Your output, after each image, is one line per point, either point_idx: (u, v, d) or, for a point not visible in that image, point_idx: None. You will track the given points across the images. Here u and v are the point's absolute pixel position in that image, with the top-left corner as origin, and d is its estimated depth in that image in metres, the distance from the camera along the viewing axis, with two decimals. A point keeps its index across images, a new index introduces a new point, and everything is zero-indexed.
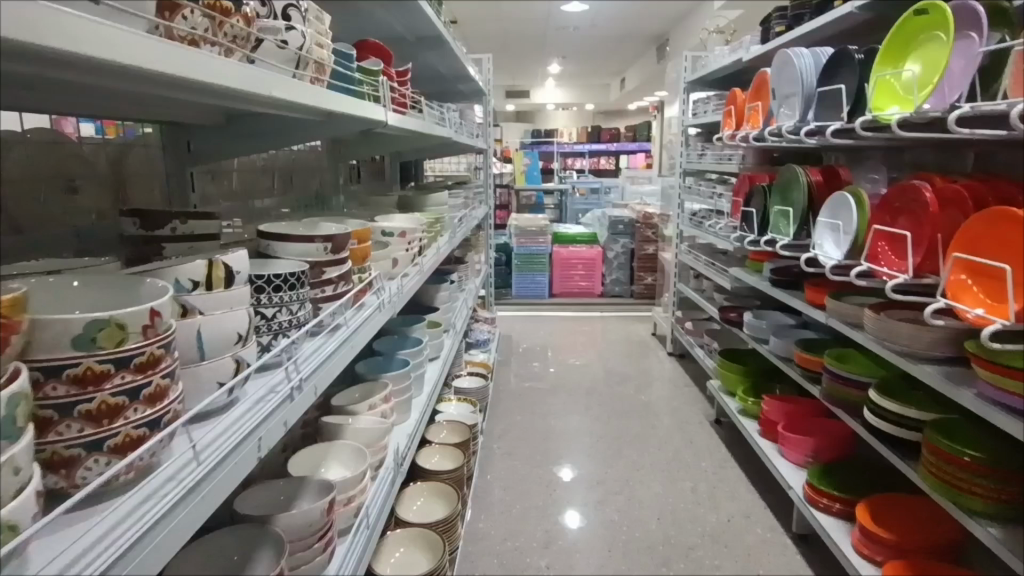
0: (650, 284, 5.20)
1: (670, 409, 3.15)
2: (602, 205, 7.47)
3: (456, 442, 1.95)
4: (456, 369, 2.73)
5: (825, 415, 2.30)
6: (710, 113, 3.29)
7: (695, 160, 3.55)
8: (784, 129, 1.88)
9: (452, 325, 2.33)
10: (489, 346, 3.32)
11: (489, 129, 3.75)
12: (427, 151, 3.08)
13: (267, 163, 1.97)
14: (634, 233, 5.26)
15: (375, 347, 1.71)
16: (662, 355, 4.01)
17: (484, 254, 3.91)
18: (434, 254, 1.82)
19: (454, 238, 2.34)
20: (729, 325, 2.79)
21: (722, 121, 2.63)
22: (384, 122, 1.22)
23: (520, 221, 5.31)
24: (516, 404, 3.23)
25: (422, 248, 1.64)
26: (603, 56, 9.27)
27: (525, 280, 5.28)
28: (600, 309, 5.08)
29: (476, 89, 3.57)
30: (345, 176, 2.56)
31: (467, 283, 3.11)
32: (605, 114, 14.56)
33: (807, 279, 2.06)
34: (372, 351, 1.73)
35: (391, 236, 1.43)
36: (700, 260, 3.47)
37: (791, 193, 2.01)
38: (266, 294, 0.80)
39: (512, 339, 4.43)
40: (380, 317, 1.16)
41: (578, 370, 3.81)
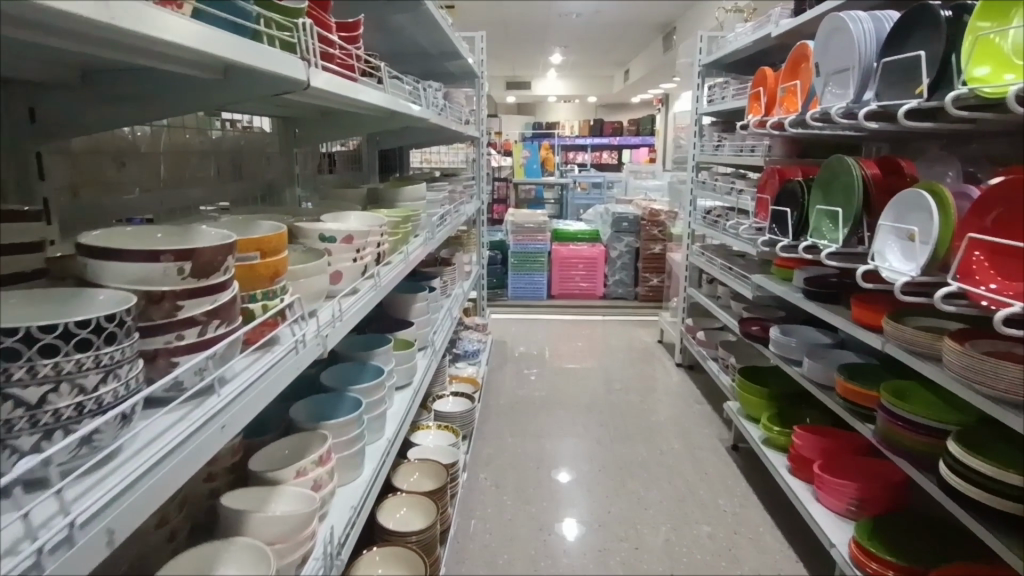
0: (656, 286, 4.85)
1: (680, 430, 2.81)
2: (604, 201, 7.08)
3: (428, 490, 1.61)
4: (438, 388, 2.39)
5: (866, 453, 1.96)
6: (730, 99, 2.93)
7: (710, 152, 3.20)
8: (834, 110, 1.52)
9: (430, 342, 1.98)
10: (478, 358, 2.98)
11: (483, 116, 3.40)
12: (408, 136, 2.72)
13: (203, 145, 1.64)
14: (639, 231, 4.89)
15: (324, 379, 1.36)
16: (669, 366, 3.67)
17: (477, 253, 3.56)
18: (402, 261, 1.47)
19: (434, 238, 2.00)
20: (750, 340, 2.44)
21: (747, 106, 2.28)
22: (305, 82, 0.88)
23: (517, 217, 4.95)
24: (508, 422, 2.89)
25: (382, 256, 1.29)
26: (607, 45, 8.87)
27: (522, 280, 4.94)
28: (602, 312, 4.72)
29: (467, 70, 3.21)
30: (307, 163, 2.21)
31: (454, 287, 2.76)
32: (607, 106, 14.15)
33: (855, 296, 1.72)
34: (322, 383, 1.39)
35: (333, 242, 1.08)
36: (716, 264, 3.12)
37: (839, 189, 1.66)
38: (27, 365, 0.47)
39: (506, 345, 4.08)
40: (300, 361, 0.81)
41: (578, 381, 3.45)
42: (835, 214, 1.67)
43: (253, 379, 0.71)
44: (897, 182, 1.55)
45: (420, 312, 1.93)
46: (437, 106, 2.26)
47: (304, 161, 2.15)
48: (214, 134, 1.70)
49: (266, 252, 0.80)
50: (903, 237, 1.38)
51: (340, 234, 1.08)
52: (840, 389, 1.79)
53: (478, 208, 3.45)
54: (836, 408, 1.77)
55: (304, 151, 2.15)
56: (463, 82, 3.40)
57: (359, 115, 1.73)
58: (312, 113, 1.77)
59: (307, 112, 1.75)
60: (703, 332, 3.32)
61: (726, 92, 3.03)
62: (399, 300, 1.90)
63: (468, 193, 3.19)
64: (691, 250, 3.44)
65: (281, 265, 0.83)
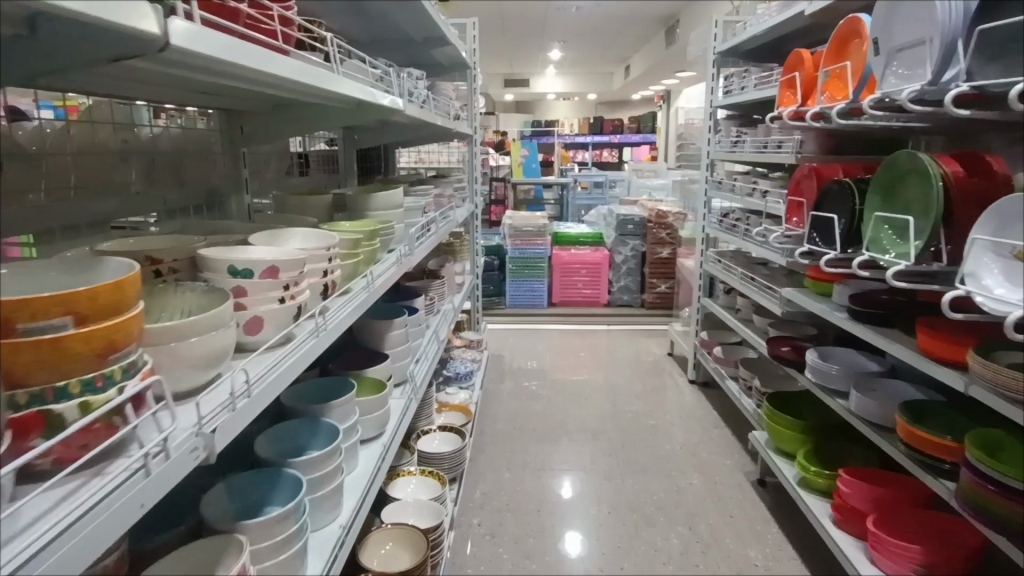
0: (664, 293, 4.54)
1: (699, 461, 2.51)
2: (606, 201, 6.76)
3: (404, 568, 1.31)
4: (423, 423, 2.09)
5: (927, 503, 1.66)
6: (751, 90, 2.63)
7: (727, 148, 2.89)
8: (906, 93, 1.21)
9: (412, 375, 1.68)
10: (471, 381, 2.68)
11: (475, 112, 3.09)
12: (390, 130, 2.42)
13: (128, 145, 1.35)
14: (645, 234, 4.58)
15: (259, 451, 1.06)
16: (681, 382, 3.36)
17: (470, 262, 3.26)
18: (366, 288, 1.17)
19: (416, 252, 1.69)
20: (779, 363, 2.14)
21: (778, 95, 1.98)
22: (155, 40, 0.55)
23: (515, 220, 4.64)
24: (505, 453, 2.59)
25: (332, 286, 0.99)
26: (608, 40, 8.57)
27: (521, 287, 4.63)
28: (606, 322, 4.42)
29: (457, 59, 2.89)
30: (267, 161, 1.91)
31: (443, 302, 2.46)
32: (607, 104, 13.84)
33: (922, 322, 1.42)
34: (260, 453, 1.09)
35: (249, 278, 0.78)
36: (735, 273, 2.82)
37: (908, 193, 1.35)
38: None
39: (503, 359, 3.77)
40: (151, 492, 0.52)
41: (581, 400, 3.14)
42: (900, 225, 1.37)
43: (33, 552, 0.43)
44: (984, 184, 1.24)
45: (399, 341, 1.62)
46: (422, 97, 1.94)
47: (262, 160, 1.86)
48: (146, 130, 1.41)
49: (87, 316, 0.52)
50: (1008, 254, 1.08)
51: (259, 267, 0.78)
52: (902, 433, 1.49)
53: (471, 212, 3.15)
54: (896, 455, 1.47)
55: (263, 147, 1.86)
56: (454, 73, 3.09)
57: (318, 107, 1.44)
58: (263, 106, 1.47)
59: (257, 104, 1.46)
60: (720, 347, 3.02)
61: (745, 82, 2.72)
62: (373, 328, 1.59)
63: (459, 197, 2.89)
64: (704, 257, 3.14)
65: (126, 330, 0.56)
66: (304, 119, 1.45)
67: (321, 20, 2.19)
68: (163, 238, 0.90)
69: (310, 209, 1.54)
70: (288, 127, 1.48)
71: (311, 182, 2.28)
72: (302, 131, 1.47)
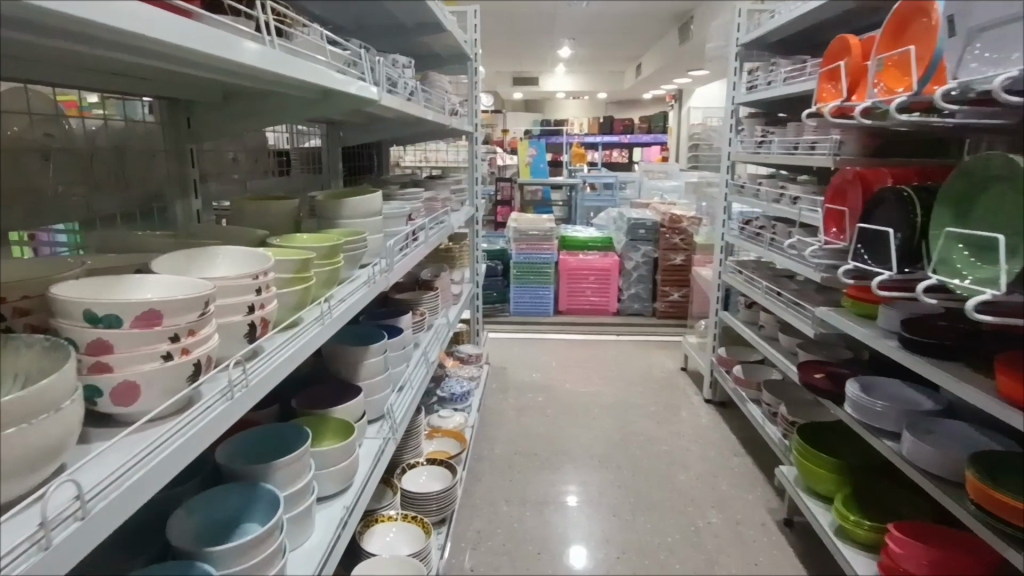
0: (676, 302, 4.29)
1: (717, 495, 2.26)
2: (616, 203, 6.51)
3: None
4: (410, 455, 1.86)
5: (994, 569, 1.41)
6: (780, 85, 2.38)
7: (750, 148, 2.65)
8: (997, 79, 0.97)
9: (393, 410, 1.45)
10: (468, 401, 2.45)
11: (476, 107, 2.85)
12: (379, 126, 2.19)
13: (52, 140, 1.13)
14: (657, 240, 4.34)
15: (174, 540, 0.84)
16: (696, 401, 3.11)
17: (470, 269, 3.04)
18: (318, 323, 0.95)
19: (400, 266, 1.46)
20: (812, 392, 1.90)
21: (817, 88, 1.74)
22: None
23: (521, 222, 4.41)
24: (502, 482, 2.35)
25: (262, 325, 0.76)
26: (619, 38, 8.30)
27: (526, 293, 4.40)
28: (615, 332, 4.17)
29: (457, 49, 2.66)
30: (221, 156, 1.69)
31: (437, 316, 2.23)
32: (618, 104, 13.58)
33: (1002, 365, 1.17)
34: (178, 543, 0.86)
35: (118, 325, 0.56)
36: (759, 287, 2.57)
37: (1005, 213, 1.12)
38: None
39: (504, 370, 3.54)
40: None
41: (589, 420, 2.90)
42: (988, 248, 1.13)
43: None
44: None
45: (376, 371, 1.40)
46: (410, 89, 1.71)
47: (216, 156, 1.63)
48: (72, 123, 1.18)
49: None
50: None
51: (131, 312, 0.56)
52: (970, 491, 1.24)
53: (472, 216, 2.91)
54: (965, 518, 1.23)
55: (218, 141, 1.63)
56: (454, 65, 2.86)
57: (275, 97, 1.21)
58: (213, 95, 1.25)
59: (205, 93, 1.23)
60: (740, 365, 2.77)
61: (771, 77, 2.47)
62: (345, 355, 1.36)
63: (457, 200, 2.65)
64: (723, 267, 2.89)
65: None
66: (262, 111, 1.23)
67: (303, 3, 1.96)
68: (32, 268, 0.68)
69: (269, 215, 1.32)
70: (242, 120, 1.25)
71: (286, 181, 2.05)
72: (260, 125, 1.24)
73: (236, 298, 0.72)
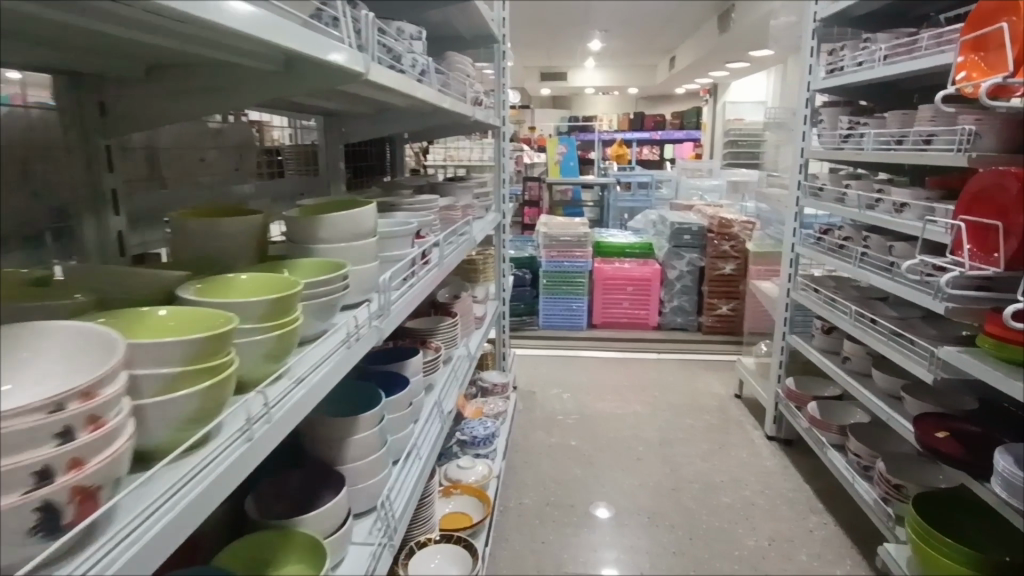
0: (725, 316, 3.86)
1: (798, 568, 1.85)
2: (651, 204, 6.07)
3: None
4: (420, 530, 1.50)
5: None
6: (878, 64, 1.90)
7: (832, 142, 2.21)
8: None
9: (391, 498, 1.08)
10: (493, 445, 2.07)
11: (504, 97, 2.47)
12: (388, 118, 1.82)
13: None
14: (704, 246, 3.91)
15: None
16: (757, 437, 2.69)
17: (497, 284, 2.66)
18: (239, 434, 0.58)
19: (406, 301, 1.09)
20: (934, 456, 1.50)
21: (958, 63, 1.34)
22: None
23: (551, 227, 4.01)
24: (533, 543, 1.98)
25: (61, 509, 0.42)
26: (654, 30, 7.81)
27: (556, 305, 4.00)
28: (656, 350, 3.76)
29: (482, 29, 2.28)
30: (180, 155, 1.34)
31: (457, 346, 1.86)
32: (648, 101, 13.10)
33: None
34: None
35: None
36: (842, 310, 2.15)
37: None
38: None
39: (533, 394, 3.16)
40: None
41: (633, 460, 2.51)
42: None
43: None
44: None
45: (372, 448, 1.03)
46: (420, 67, 1.32)
47: (160, 158, 1.28)
48: None
49: None
50: None
51: None
52: None
53: (498, 223, 2.54)
54: None
55: (163, 136, 1.28)
56: (479, 49, 2.48)
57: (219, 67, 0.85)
58: (132, 69, 0.89)
59: (122, 64, 0.87)
60: (813, 401, 2.35)
61: (864, 55, 2.01)
62: (330, 429, 1.00)
63: (482, 207, 2.28)
64: (792, 283, 2.46)
65: None
66: (201, 90, 0.87)
67: None
68: None
69: (218, 235, 0.95)
70: (172, 103, 0.89)
71: (270, 186, 1.70)
72: (196, 110, 0.88)
73: (17, 453, 0.40)
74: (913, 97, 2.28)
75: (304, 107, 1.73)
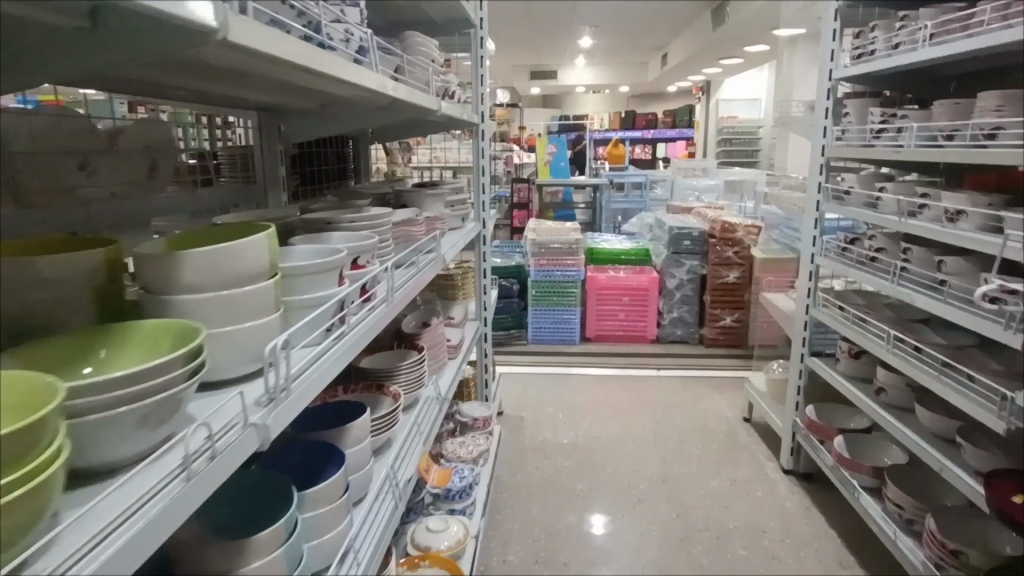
0: (728, 328, 3.57)
1: None
2: (645, 206, 5.78)
3: None
4: None
5: None
6: (922, 45, 1.61)
7: (860, 138, 1.92)
8: None
9: None
10: (470, 499, 1.76)
11: (483, 91, 2.16)
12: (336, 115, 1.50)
13: None
14: (705, 253, 3.61)
15: None
16: (773, 471, 2.40)
17: (477, 303, 2.35)
18: None
19: (327, 364, 0.78)
20: (1006, 526, 1.22)
21: None
22: None
23: (541, 233, 3.70)
24: None
25: None
26: (646, 25, 7.49)
27: (546, 317, 3.69)
28: (656, 366, 3.46)
29: (456, 11, 1.97)
30: (44, 162, 1.03)
31: (424, 387, 1.54)
32: (639, 99, 12.82)
33: None
34: None
35: None
36: (874, 333, 1.85)
37: None
38: None
39: (520, 420, 2.85)
40: None
41: (633, 501, 2.21)
42: None
43: None
44: None
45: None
46: (356, 44, 1.01)
47: (9, 163, 0.97)
48: None
49: None
50: None
51: None
52: None
53: (478, 234, 2.23)
54: None
55: (14, 136, 0.98)
56: (452, 36, 2.17)
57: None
58: None
59: None
60: (838, 435, 2.06)
61: (904, 36, 1.71)
62: (212, 560, 0.70)
63: (458, 216, 1.97)
64: (812, 299, 2.17)
65: None
66: None
67: None
68: None
69: (39, 284, 0.63)
70: None
71: (188, 198, 1.38)
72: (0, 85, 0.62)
73: None
74: (950, 86, 1.99)
75: (228, 99, 1.41)
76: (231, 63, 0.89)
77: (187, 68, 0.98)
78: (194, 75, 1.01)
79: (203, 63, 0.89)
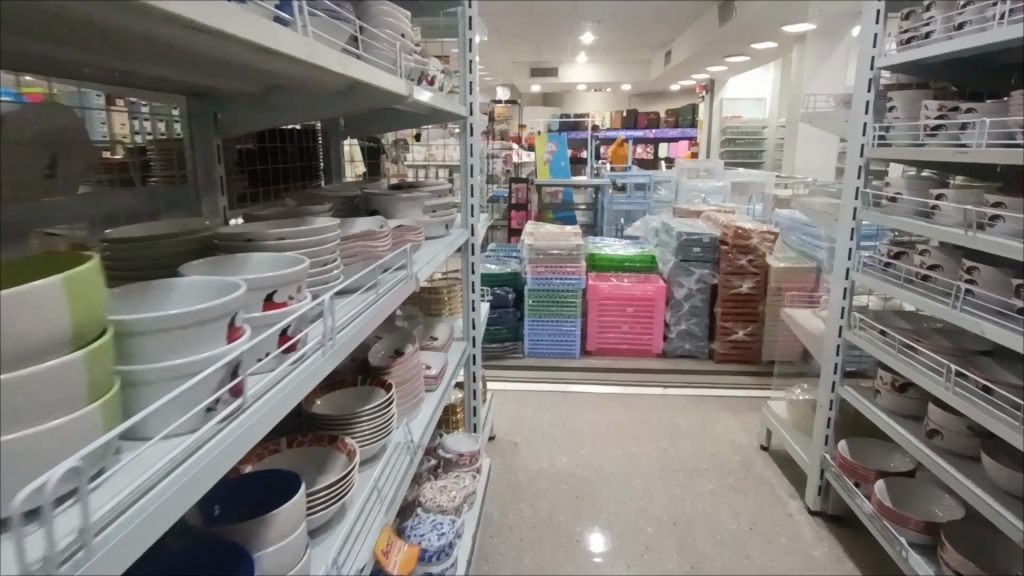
0: (740, 342, 3.30)
1: None
2: (648, 207, 5.50)
3: None
4: None
5: None
6: (996, 23, 1.33)
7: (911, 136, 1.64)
8: None
9: None
10: (451, 559, 1.47)
11: (472, 78, 1.88)
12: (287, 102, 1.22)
13: None
14: (716, 261, 3.34)
15: None
16: (797, 511, 2.12)
17: (464, 319, 2.07)
18: None
19: (197, 467, 0.51)
20: None
21: None
22: None
23: (538, 238, 3.41)
24: None
25: None
26: (650, 22, 7.22)
27: (544, 329, 3.42)
28: (662, 384, 3.18)
29: None
30: None
31: (391, 435, 1.26)
32: (641, 98, 12.55)
33: None
34: None
35: None
36: (926, 366, 1.58)
37: None
38: None
39: (514, 446, 2.58)
40: None
41: (640, 548, 1.93)
42: None
43: None
44: None
45: None
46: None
47: None
48: None
49: None
50: None
51: None
52: None
53: (466, 242, 1.95)
54: None
55: None
56: (436, 15, 1.89)
57: None
58: None
59: None
60: (878, 478, 1.78)
61: (970, 13, 1.44)
62: None
63: (440, 224, 1.69)
64: (846, 320, 1.89)
65: None
66: None
67: None
68: None
69: None
70: None
71: (96, 202, 1.12)
72: None
73: None
74: (1010, 78, 1.72)
75: (144, 77, 1.13)
76: (79, 10, 0.61)
77: (37, 24, 0.70)
78: (53, 36, 0.73)
79: (39, 9, 0.60)
